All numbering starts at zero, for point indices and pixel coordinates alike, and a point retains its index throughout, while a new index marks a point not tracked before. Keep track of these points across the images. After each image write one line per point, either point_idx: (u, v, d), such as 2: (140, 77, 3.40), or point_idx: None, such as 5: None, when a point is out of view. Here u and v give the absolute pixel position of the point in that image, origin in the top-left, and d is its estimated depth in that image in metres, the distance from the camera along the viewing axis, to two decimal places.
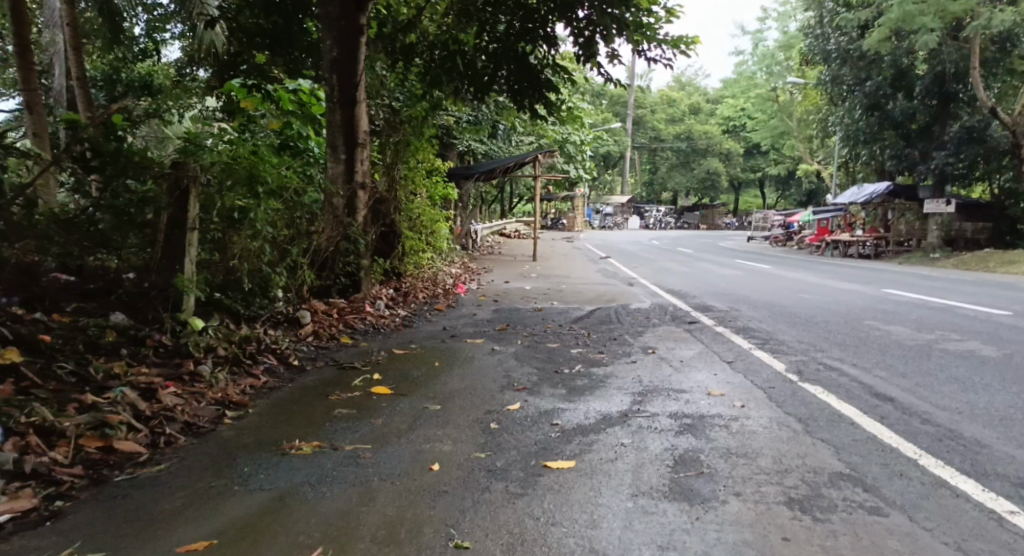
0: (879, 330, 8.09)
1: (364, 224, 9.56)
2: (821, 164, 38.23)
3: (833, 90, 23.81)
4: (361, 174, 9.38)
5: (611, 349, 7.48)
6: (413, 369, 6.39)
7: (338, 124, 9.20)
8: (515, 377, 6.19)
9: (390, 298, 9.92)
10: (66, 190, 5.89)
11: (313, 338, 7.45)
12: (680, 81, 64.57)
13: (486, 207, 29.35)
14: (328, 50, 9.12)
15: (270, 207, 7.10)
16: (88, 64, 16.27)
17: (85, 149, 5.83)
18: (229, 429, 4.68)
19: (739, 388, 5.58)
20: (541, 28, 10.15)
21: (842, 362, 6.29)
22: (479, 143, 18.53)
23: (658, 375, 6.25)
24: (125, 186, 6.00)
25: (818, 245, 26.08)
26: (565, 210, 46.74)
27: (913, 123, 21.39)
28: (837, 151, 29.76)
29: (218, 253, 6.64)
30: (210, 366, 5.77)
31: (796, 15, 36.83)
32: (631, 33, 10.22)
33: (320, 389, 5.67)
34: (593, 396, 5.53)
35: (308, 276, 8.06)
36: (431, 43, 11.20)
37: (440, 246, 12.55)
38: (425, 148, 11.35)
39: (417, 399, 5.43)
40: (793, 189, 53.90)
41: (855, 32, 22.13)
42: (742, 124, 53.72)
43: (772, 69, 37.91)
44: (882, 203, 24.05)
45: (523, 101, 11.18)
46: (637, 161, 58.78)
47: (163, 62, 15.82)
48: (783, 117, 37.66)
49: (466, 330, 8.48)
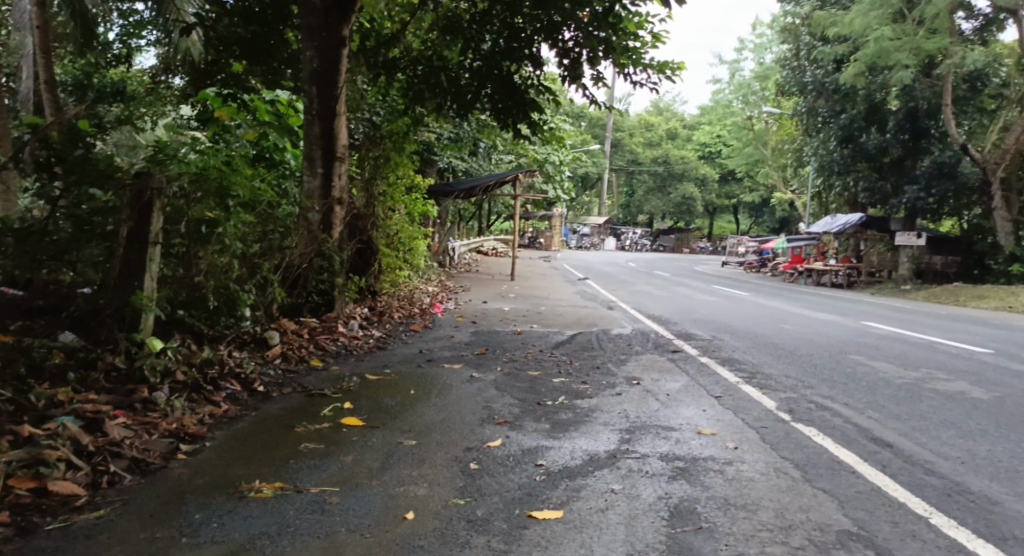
0: (865, 366, 7.93)
1: (339, 241, 9.22)
2: (795, 192, 38.60)
3: (808, 122, 24.02)
4: (338, 189, 9.07)
5: (594, 379, 7.18)
6: (386, 398, 6.04)
7: (316, 136, 8.87)
8: (495, 408, 5.87)
9: (364, 318, 9.55)
10: (30, 195, 5.59)
11: (281, 360, 7.07)
12: (658, 106, 65.20)
13: (464, 225, 29.14)
14: (307, 60, 8.79)
15: (241, 221, 6.77)
16: (59, 68, 15.84)
17: (49, 155, 5.50)
18: (182, 467, 4.31)
19: (731, 427, 5.31)
20: (526, 47, 9.84)
21: (834, 401, 6.08)
22: (459, 161, 18.30)
23: (644, 409, 5.98)
24: (88, 195, 5.63)
25: (793, 273, 26.18)
26: (541, 230, 46.75)
27: (887, 156, 21.50)
28: (813, 181, 30.02)
29: (182, 269, 6.32)
30: (165, 393, 5.40)
31: (773, 46, 37.39)
32: (618, 56, 10.07)
33: (287, 419, 5.30)
34: (578, 433, 5.23)
35: (278, 294, 7.71)
36: (414, 58, 10.92)
37: (418, 264, 12.25)
38: (406, 164, 11.05)
39: (391, 432, 5.09)
40: (768, 216, 54.39)
41: (831, 65, 22.35)
42: (719, 151, 54.21)
43: (748, 98, 38.27)
44: (857, 233, 24.21)
45: (507, 120, 10.90)
46: (614, 184, 59.03)
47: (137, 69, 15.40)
48: (757, 145, 38.05)
49: (443, 354, 8.14)
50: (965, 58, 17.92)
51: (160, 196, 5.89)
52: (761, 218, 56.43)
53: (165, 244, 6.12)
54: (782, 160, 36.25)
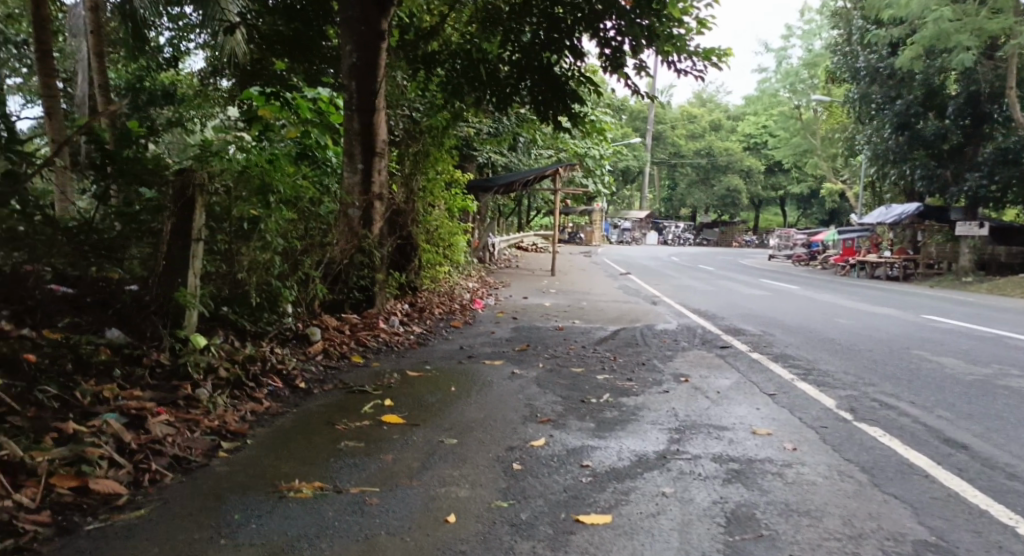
0: (929, 362, 7.58)
1: (380, 236, 9.14)
2: (846, 182, 37.63)
3: (860, 108, 23.33)
4: (378, 185, 8.98)
5: (640, 376, 6.95)
6: (427, 394, 5.92)
7: (356, 131, 8.79)
8: (537, 406, 5.71)
9: (405, 314, 9.46)
10: (88, 197, 5.56)
11: (323, 356, 7.01)
12: (701, 97, 64.25)
13: (504, 220, 28.95)
14: (347, 55, 8.72)
15: (282, 217, 6.72)
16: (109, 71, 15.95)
17: (99, 154, 5.50)
18: (223, 464, 4.24)
19: (787, 427, 5.24)
20: (567, 38, 9.67)
21: (900, 401, 5.89)
22: (498, 155, 18.15)
23: (694, 408, 5.80)
24: (137, 193, 5.65)
25: (844, 266, 25.50)
26: (583, 225, 46.31)
27: (945, 143, 20.74)
28: (866, 170, 29.19)
29: (224, 265, 6.26)
30: (209, 389, 5.32)
31: (822, 32, 36.47)
32: (661, 44, 9.55)
33: (327, 416, 5.22)
34: (625, 432, 5.06)
35: (320, 290, 7.66)
36: (453, 51, 10.68)
37: (457, 260, 12.17)
38: (445, 159, 10.94)
39: (432, 429, 4.97)
40: (817, 207, 53.25)
41: (885, 50, 21.65)
42: (765, 141, 53.20)
43: (796, 87, 37.39)
44: (911, 224, 23.42)
45: (547, 113, 10.71)
46: (656, 177, 58.29)
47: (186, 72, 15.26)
48: (806, 135, 37.21)
49: (484, 350, 8.02)
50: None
51: (203, 193, 5.84)
52: (809, 209, 55.24)
53: (209, 240, 6.09)
54: (833, 149, 35.35)
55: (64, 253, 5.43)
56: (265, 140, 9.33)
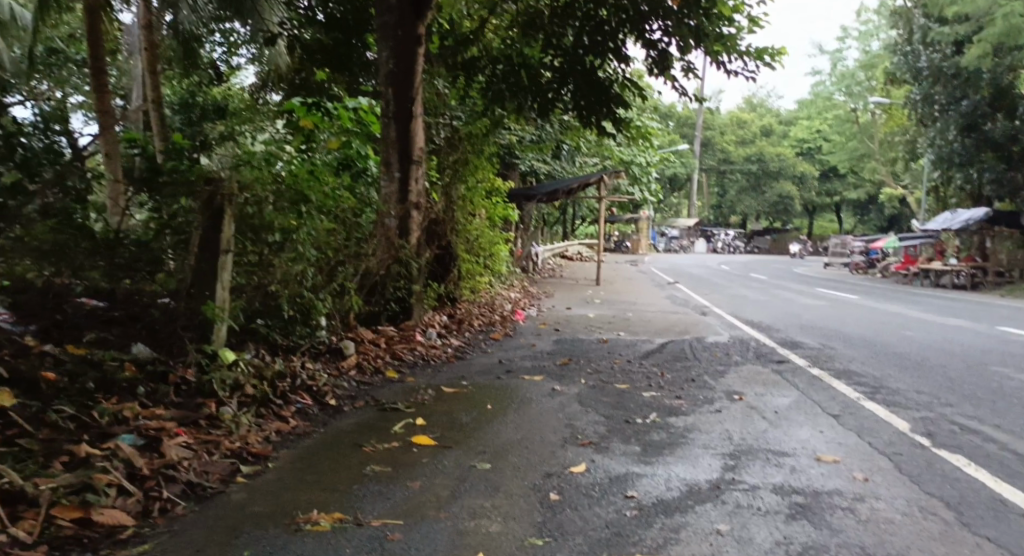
0: (1011, 381, 6.99)
1: (417, 246, 8.88)
2: (906, 188, 36.29)
3: (921, 110, 22.36)
4: (415, 194, 8.70)
5: (690, 394, 6.51)
6: (462, 413, 5.60)
7: (393, 139, 8.54)
8: (579, 426, 5.31)
9: (443, 326, 9.15)
10: (144, 211, 5.43)
11: (357, 371, 6.73)
12: (751, 102, 63.13)
13: (549, 229, 28.59)
14: (384, 61, 8.48)
15: (316, 227, 6.52)
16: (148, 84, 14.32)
17: (144, 167, 5.38)
18: (240, 491, 3.95)
19: (856, 454, 4.78)
20: (611, 41, 9.32)
21: (980, 424, 5.40)
22: (543, 163, 17.81)
23: (750, 429, 5.36)
24: (182, 207, 5.38)
25: (903, 275, 24.50)
26: (630, 233, 45.75)
27: (1015, 145, 19.71)
28: (927, 175, 28.04)
29: (255, 276, 6.03)
30: (234, 407, 5.02)
31: (880, 33, 35.32)
32: (710, 44, 9.11)
33: (356, 436, 4.91)
34: (674, 457, 4.65)
35: (355, 302, 7.41)
36: (493, 57, 10.31)
37: (499, 270, 11.90)
38: (484, 166, 10.68)
39: (465, 452, 4.63)
40: (874, 214, 51.61)
41: (949, 48, 20.65)
42: (818, 146, 51.87)
43: (851, 89, 36.26)
44: (978, 230, 22.34)
45: (590, 119, 10.33)
46: (704, 184, 57.27)
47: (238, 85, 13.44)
48: (862, 139, 36.00)
49: (525, 364, 7.66)
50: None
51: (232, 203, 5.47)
52: (865, 215, 53.64)
53: (240, 250, 5.87)
54: (891, 154, 34.13)
55: (99, 266, 5.40)
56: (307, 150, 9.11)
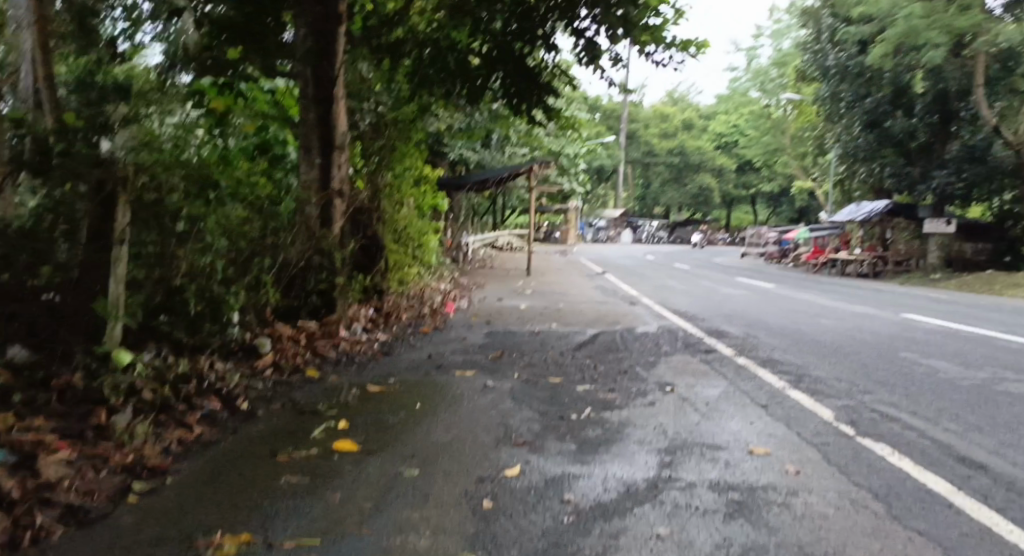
0: (923, 367, 7.14)
1: (341, 236, 8.50)
2: (816, 181, 37.57)
3: (830, 107, 23.08)
4: (338, 181, 8.30)
5: (623, 386, 6.39)
6: (388, 413, 5.31)
7: (313, 123, 8.11)
8: (512, 425, 5.09)
9: (369, 320, 8.81)
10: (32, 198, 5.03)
11: (272, 370, 6.34)
12: (673, 96, 64.39)
13: (478, 220, 28.39)
14: (302, 39, 8.03)
15: (224, 217, 6.16)
16: None
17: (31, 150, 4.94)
18: (131, 512, 3.55)
19: (787, 445, 4.70)
20: (539, 28, 9.03)
21: (900, 411, 5.43)
22: (472, 152, 17.56)
23: (683, 423, 5.26)
24: (74, 192, 4.98)
25: (816, 264, 25.35)
26: (557, 224, 46.05)
27: (914, 141, 20.53)
28: (836, 169, 29.06)
29: (155, 269, 5.59)
30: (128, 416, 4.59)
31: (791, 32, 36.40)
32: (637, 34, 9.01)
33: (271, 443, 4.57)
34: (610, 455, 4.49)
35: (272, 296, 7.01)
36: (421, 40, 10.03)
37: (428, 260, 11.61)
38: (411, 154, 10.39)
39: (390, 457, 4.34)
40: (789, 206, 53.43)
41: (854, 48, 21.33)
42: (735, 140, 53.25)
43: (765, 86, 37.24)
44: (884, 221, 23.23)
45: (520, 106, 10.14)
46: (629, 176, 58.07)
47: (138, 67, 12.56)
48: (776, 134, 37.06)
49: (455, 358, 7.40)
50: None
51: (127, 188, 5.08)
52: (780, 207, 55.39)
53: (135, 241, 5.41)
54: (803, 148, 35.28)
55: None
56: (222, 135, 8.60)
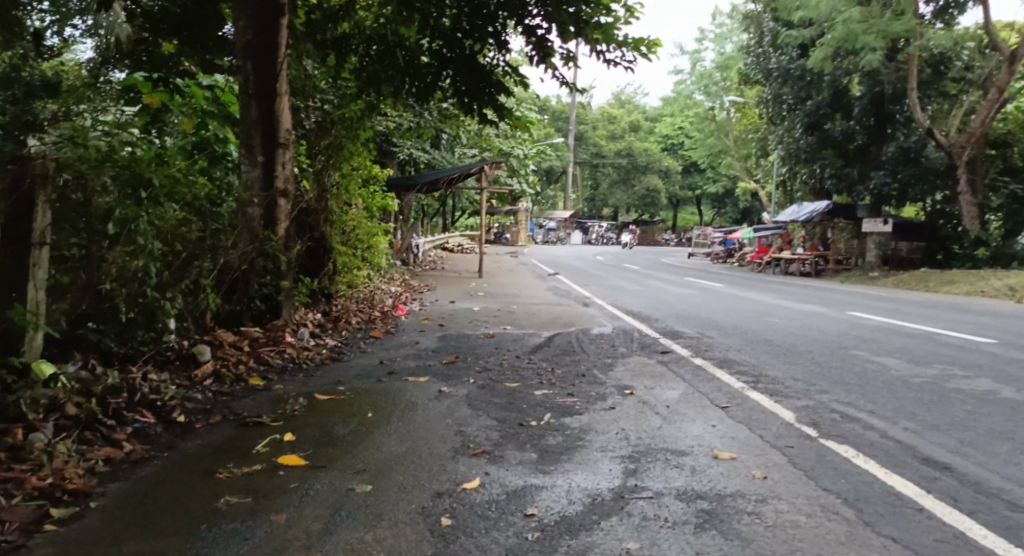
0: (874, 365, 7.16)
1: (286, 238, 8.14)
2: (759, 182, 38.26)
3: (772, 109, 23.44)
4: (281, 179, 7.94)
5: (581, 390, 6.22)
6: (337, 424, 5.03)
7: (254, 120, 7.73)
8: (469, 434, 4.87)
9: (317, 325, 8.48)
10: None
11: (212, 381, 6.00)
12: (620, 98, 64.99)
13: (428, 220, 28.02)
14: (240, 32, 7.64)
15: (157, 217, 5.83)
16: None
17: None
18: (47, 544, 3.23)
19: (751, 448, 4.58)
20: (490, 25, 8.67)
21: (859, 411, 5.39)
22: (422, 152, 17.26)
23: (645, 427, 5.12)
24: None
25: (760, 263, 25.72)
26: (507, 224, 45.99)
27: (853, 143, 20.96)
28: (778, 171, 29.60)
29: (84, 275, 5.29)
30: (48, 434, 4.26)
31: (734, 36, 36.97)
32: (589, 32, 8.85)
33: (210, 460, 4.26)
34: (573, 463, 4.31)
35: (212, 300, 6.66)
36: (368, 36, 9.66)
37: (378, 263, 11.28)
38: (360, 153, 10.13)
39: (341, 472, 4.08)
40: (732, 206, 54.46)
41: (795, 52, 21.69)
42: (680, 142, 53.96)
43: (709, 89, 37.72)
44: (826, 221, 23.72)
45: (472, 105, 9.70)
46: (577, 178, 58.34)
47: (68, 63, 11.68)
48: (720, 136, 37.56)
49: (406, 363, 7.13)
50: (969, 60, 18.73)
51: (45, 185, 4.83)
52: (724, 208, 56.32)
53: (59, 245, 5.05)
54: (746, 150, 35.88)
55: None
56: (158, 135, 8.13)
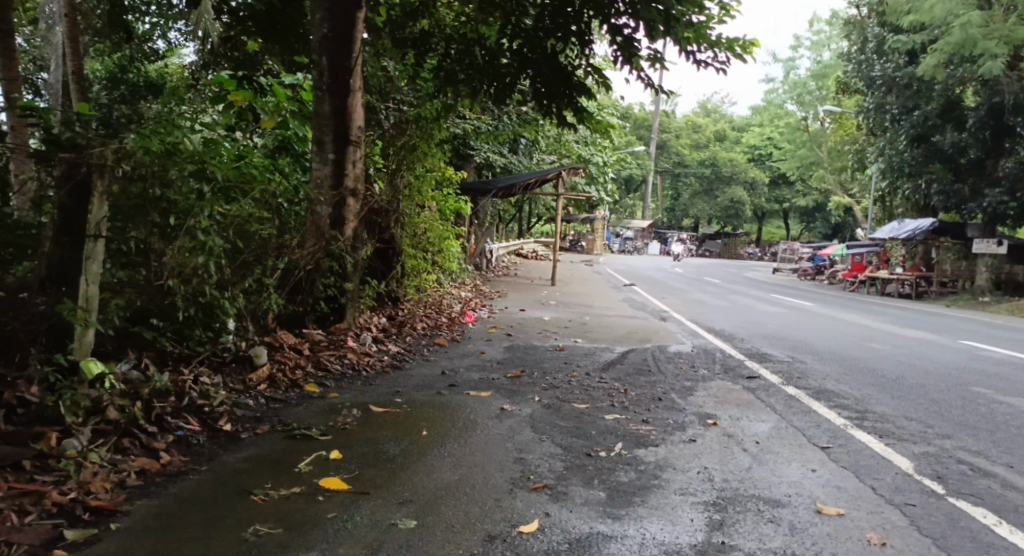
0: (1000, 406, 6.37)
1: (355, 239, 7.81)
2: (854, 197, 36.41)
3: (874, 119, 22.07)
4: (352, 178, 7.59)
5: (658, 416, 5.65)
6: (389, 443, 4.60)
7: (327, 115, 7.41)
8: (530, 463, 4.36)
9: (381, 330, 8.12)
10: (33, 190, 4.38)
11: (268, 386, 5.68)
12: (705, 107, 63.38)
13: (504, 225, 27.61)
14: (317, 25, 7.35)
15: (220, 210, 5.55)
16: (42, 55, 12.56)
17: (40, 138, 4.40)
18: None
19: (862, 505, 3.98)
20: (574, 24, 8.12)
21: (993, 466, 4.72)
22: (500, 156, 16.85)
23: (731, 466, 4.54)
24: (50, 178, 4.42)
25: (852, 282, 24.31)
26: (585, 233, 45.21)
27: (964, 157, 19.51)
28: (875, 185, 27.98)
29: (145, 271, 5.07)
30: (83, 439, 3.97)
31: (832, 44, 35.30)
32: (679, 31, 8.23)
33: (248, 478, 3.90)
34: (648, 508, 3.78)
35: (274, 299, 6.34)
36: (448, 35, 9.26)
37: (449, 267, 10.89)
38: (434, 154, 9.75)
39: (385, 503, 3.65)
40: (821, 221, 52.37)
41: (903, 58, 20.35)
42: (768, 153, 52.13)
43: (802, 98, 36.06)
44: (928, 240, 22.22)
45: (551, 107, 9.13)
46: (658, 187, 57.03)
47: (177, 63, 11.46)
48: (812, 147, 35.94)
49: (472, 375, 6.69)
50: None
51: (104, 175, 4.55)
52: (813, 223, 54.21)
53: (116, 238, 4.84)
54: (842, 162, 34.17)
55: None
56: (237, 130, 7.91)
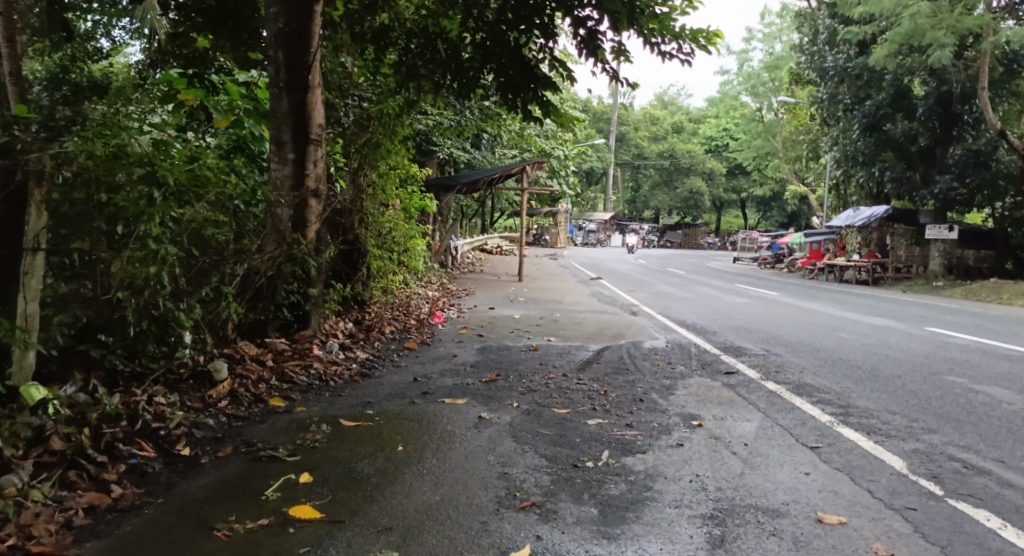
0: (978, 396, 6.31)
1: (318, 242, 7.46)
2: (810, 186, 36.83)
3: (827, 110, 22.19)
4: (314, 178, 7.25)
5: (642, 419, 5.44)
6: (362, 461, 4.31)
7: (286, 113, 7.04)
8: (515, 478, 4.11)
9: (347, 335, 7.79)
10: None
11: (229, 403, 5.34)
12: (662, 100, 63.67)
13: (467, 221, 27.21)
14: (272, 19, 6.91)
15: (171, 215, 5.18)
16: None
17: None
18: None
19: (863, 512, 3.81)
20: (538, 17, 7.77)
21: (984, 461, 4.61)
22: (462, 152, 16.54)
23: (723, 472, 4.34)
24: None
25: (812, 270, 24.54)
26: (548, 226, 44.95)
27: (915, 145, 19.77)
28: (831, 174, 28.27)
29: (90, 284, 4.71)
30: (24, 476, 3.62)
31: (784, 35, 35.57)
32: (643, 22, 8.03)
33: (210, 510, 3.59)
34: (645, 527, 3.54)
35: (233, 309, 5.98)
36: (409, 29, 8.85)
37: (416, 266, 10.57)
38: (398, 151, 9.40)
39: (361, 533, 3.38)
40: (778, 209, 52.97)
41: (854, 49, 20.50)
42: (724, 144, 52.56)
43: (757, 89, 36.33)
44: (884, 227, 22.50)
45: (515, 102, 8.80)
46: (618, 179, 57.10)
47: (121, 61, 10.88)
48: (768, 137, 36.23)
49: (444, 381, 6.41)
50: None
51: (42, 183, 4.22)
52: (769, 211, 54.88)
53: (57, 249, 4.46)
54: (797, 152, 34.49)
55: None
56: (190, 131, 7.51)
